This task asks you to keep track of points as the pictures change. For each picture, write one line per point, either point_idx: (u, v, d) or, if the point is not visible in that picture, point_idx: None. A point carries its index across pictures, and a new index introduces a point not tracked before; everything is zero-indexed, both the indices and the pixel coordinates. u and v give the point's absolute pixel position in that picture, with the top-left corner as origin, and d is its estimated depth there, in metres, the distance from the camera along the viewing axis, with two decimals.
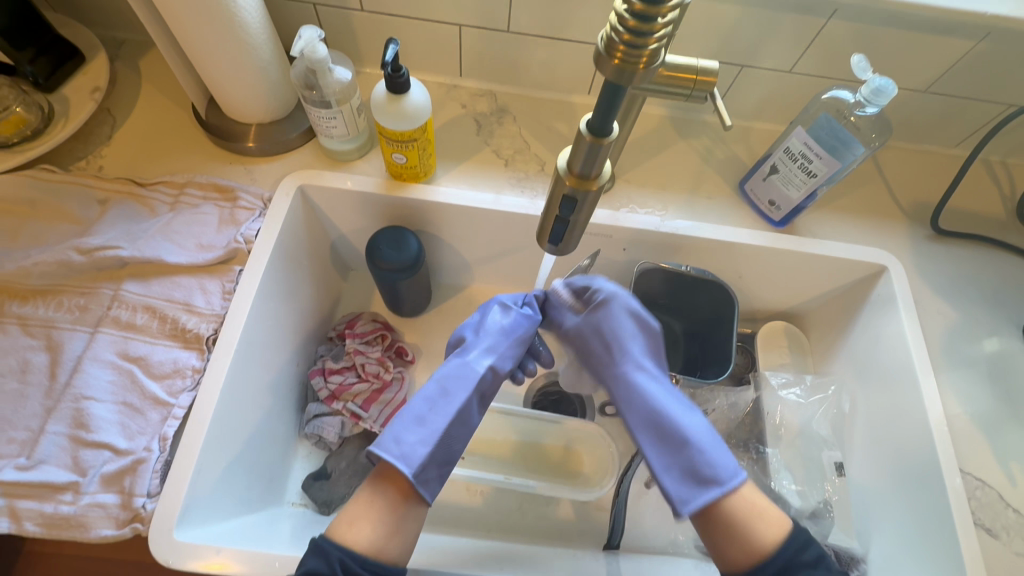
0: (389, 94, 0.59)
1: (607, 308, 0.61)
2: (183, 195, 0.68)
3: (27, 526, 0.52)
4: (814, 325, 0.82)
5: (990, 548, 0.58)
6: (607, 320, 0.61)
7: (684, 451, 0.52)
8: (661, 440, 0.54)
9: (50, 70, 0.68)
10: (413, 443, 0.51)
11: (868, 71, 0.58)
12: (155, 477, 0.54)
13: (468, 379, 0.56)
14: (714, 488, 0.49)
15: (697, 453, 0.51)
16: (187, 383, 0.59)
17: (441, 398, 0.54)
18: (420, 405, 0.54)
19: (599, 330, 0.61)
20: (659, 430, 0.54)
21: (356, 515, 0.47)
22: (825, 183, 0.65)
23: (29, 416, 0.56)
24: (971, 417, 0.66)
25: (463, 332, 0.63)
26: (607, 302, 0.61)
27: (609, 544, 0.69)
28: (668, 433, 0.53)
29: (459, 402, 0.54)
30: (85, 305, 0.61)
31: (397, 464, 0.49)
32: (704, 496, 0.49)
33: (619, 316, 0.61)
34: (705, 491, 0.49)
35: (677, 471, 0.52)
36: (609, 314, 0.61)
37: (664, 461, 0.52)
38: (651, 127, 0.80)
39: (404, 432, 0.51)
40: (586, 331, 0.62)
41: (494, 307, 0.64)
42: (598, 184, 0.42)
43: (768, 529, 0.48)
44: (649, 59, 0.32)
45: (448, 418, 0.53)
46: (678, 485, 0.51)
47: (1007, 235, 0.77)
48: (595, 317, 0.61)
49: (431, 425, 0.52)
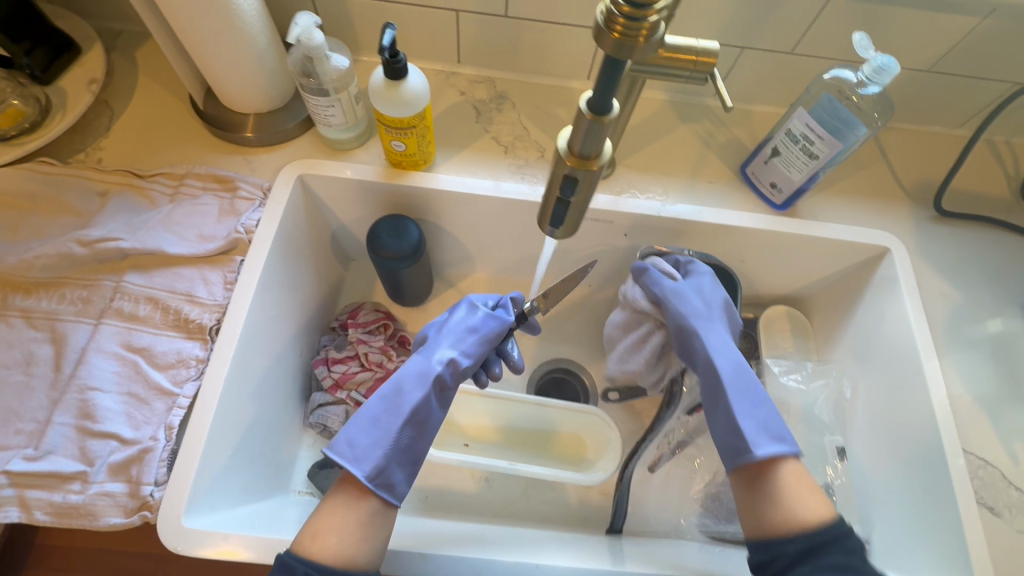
0: (387, 80, 0.59)
1: (707, 278, 0.67)
2: (183, 186, 0.68)
3: (37, 515, 0.53)
4: (817, 309, 0.82)
5: (993, 527, 0.59)
6: (707, 289, 0.66)
7: (764, 409, 0.56)
8: (744, 393, 0.58)
9: (47, 62, 0.68)
10: (367, 446, 0.52)
11: (870, 49, 0.57)
12: (161, 466, 0.55)
13: (426, 377, 0.58)
14: (787, 444, 0.54)
15: (773, 412, 0.56)
16: (192, 373, 0.59)
17: (395, 397, 0.56)
18: (375, 406, 0.55)
19: (700, 293, 0.66)
20: (744, 386, 0.58)
21: (322, 528, 0.47)
22: (827, 165, 0.65)
23: (35, 408, 0.56)
24: (974, 398, 0.66)
25: (427, 331, 0.65)
26: (708, 278, 0.67)
27: (613, 527, 0.70)
28: (752, 391, 0.58)
29: (414, 401, 0.56)
30: (88, 297, 0.61)
31: (350, 466, 0.51)
32: (782, 447, 0.53)
33: (717, 290, 0.66)
34: (780, 443, 0.53)
35: (755, 421, 0.55)
36: (709, 286, 0.66)
37: (744, 410, 0.56)
38: (651, 111, 0.80)
39: (358, 435, 0.53)
40: (686, 290, 0.65)
41: (461, 305, 0.65)
42: (598, 163, 0.42)
43: (818, 495, 0.50)
44: (649, 31, 0.31)
45: (401, 418, 0.55)
46: (754, 432, 0.55)
47: (1011, 215, 0.77)
48: (696, 284, 0.66)
49: (385, 427, 0.54)
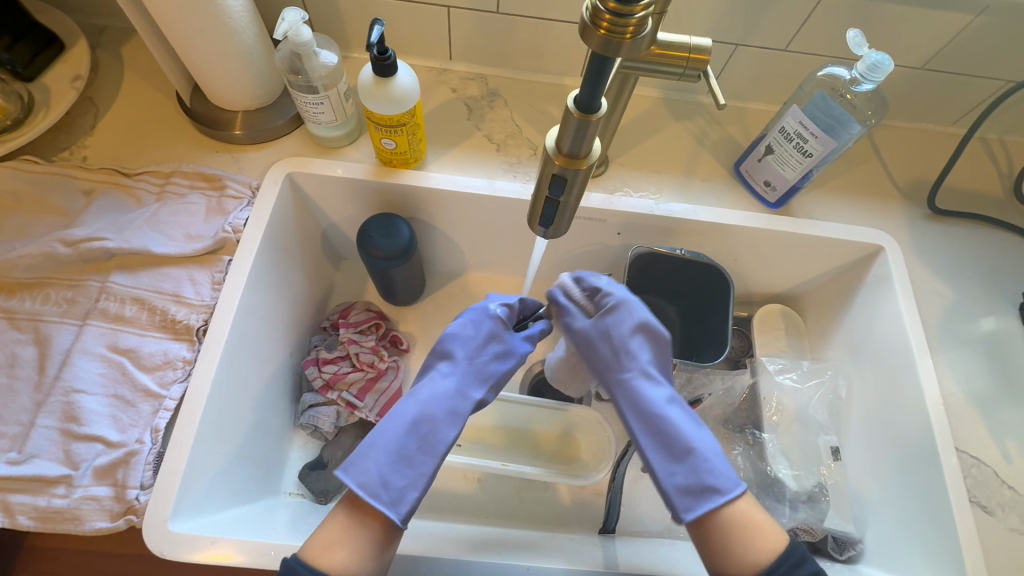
0: (376, 77, 0.58)
1: (620, 310, 0.58)
2: (170, 185, 0.67)
3: (21, 520, 0.52)
4: (811, 307, 0.81)
5: (986, 525, 0.59)
6: (616, 325, 0.57)
7: (687, 459, 0.49)
8: (661, 443, 0.51)
9: (29, 58, 0.66)
10: (402, 488, 0.50)
11: (864, 46, 0.57)
12: (147, 469, 0.54)
13: (460, 413, 0.56)
14: (716, 497, 0.47)
15: (701, 462, 0.49)
16: (179, 375, 0.58)
17: (429, 435, 0.53)
18: (408, 441, 0.52)
19: (608, 333, 0.57)
20: (659, 436, 0.51)
21: (331, 539, 0.45)
22: (820, 163, 0.64)
23: (18, 410, 0.55)
24: (967, 397, 0.65)
25: (450, 346, 0.60)
26: (618, 307, 0.58)
27: (606, 527, 0.68)
28: (672, 440, 0.51)
29: (449, 440, 0.54)
30: (73, 298, 0.61)
31: (388, 510, 0.48)
32: (707, 505, 0.47)
33: (632, 318, 0.57)
34: (708, 500, 0.47)
35: (680, 479, 0.49)
36: (620, 320, 0.57)
37: (667, 468, 0.50)
38: (644, 108, 0.79)
39: (393, 474, 0.50)
40: (594, 336, 0.58)
41: (489, 321, 0.61)
42: (588, 163, 0.41)
43: (763, 542, 0.45)
44: (636, 28, 0.31)
45: (437, 460, 0.52)
46: (679, 492, 0.49)
47: (1004, 213, 0.77)
48: (605, 322, 0.58)
49: (419, 467, 0.51)
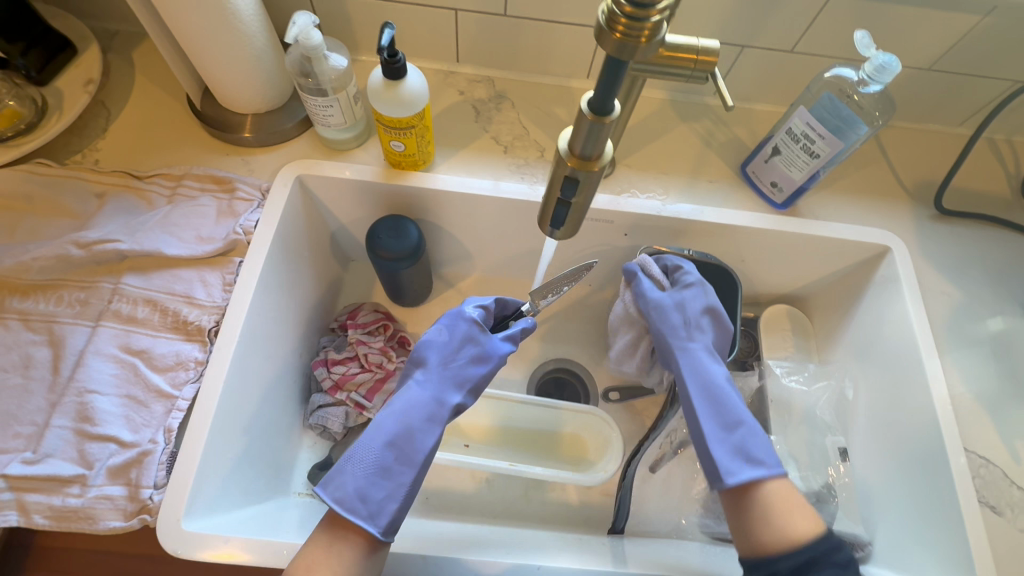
0: (385, 80, 0.58)
1: (696, 289, 0.67)
2: (181, 188, 0.67)
3: (37, 518, 0.52)
4: (817, 308, 0.81)
5: (995, 526, 0.59)
6: (691, 299, 0.67)
7: (737, 431, 0.58)
8: (716, 412, 0.60)
9: (42, 62, 0.67)
10: (380, 501, 0.52)
11: (872, 47, 0.57)
12: (160, 469, 0.55)
13: (435, 420, 0.57)
14: (760, 469, 0.54)
15: (750, 435, 0.57)
16: (191, 375, 0.59)
17: (404, 446, 0.55)
18: (385, 454, 0.54)
19: (682, 304, 0.66)
20: (717, 407, 0.60)
21: (315, 562, 0.47)
22: (828, 164, 0.64)
23: (33, 411, 0.56)
24: (975, 397, 0.65)
25: (425, 353, 0.62)
26: (695, 286, 0.67)
27: (614, 527, 0.70)
28: (726, 410, 0.59)
29: (427, 449, 0.55)
30: (86, 300, 0.61)
31: (366, 524, 0.50)
32: (753, 473, 0.54)
33: (701, 303, 0.67)
34: (753, 469, 0.54)
35: (727, 446, 0.57)
36: (695, 295, 0.67)
37: (716, 434, 0.58)
38: (651, 110, 0.80)
39: (371, 488, 0.52)
40: (667, 304, 0.67)
41: (463, 325, 0.63)
42: (600, 164, 0.42)
43: (803, 521, 0.50)
44: (652, 31, 0.31)
45: (415, 469, 0.54)
46: (726, 458, 0.56)
47: (1011, 213, 0.77)
48: (681, 294, 0.67)
49: (397, 478, 0.53)
